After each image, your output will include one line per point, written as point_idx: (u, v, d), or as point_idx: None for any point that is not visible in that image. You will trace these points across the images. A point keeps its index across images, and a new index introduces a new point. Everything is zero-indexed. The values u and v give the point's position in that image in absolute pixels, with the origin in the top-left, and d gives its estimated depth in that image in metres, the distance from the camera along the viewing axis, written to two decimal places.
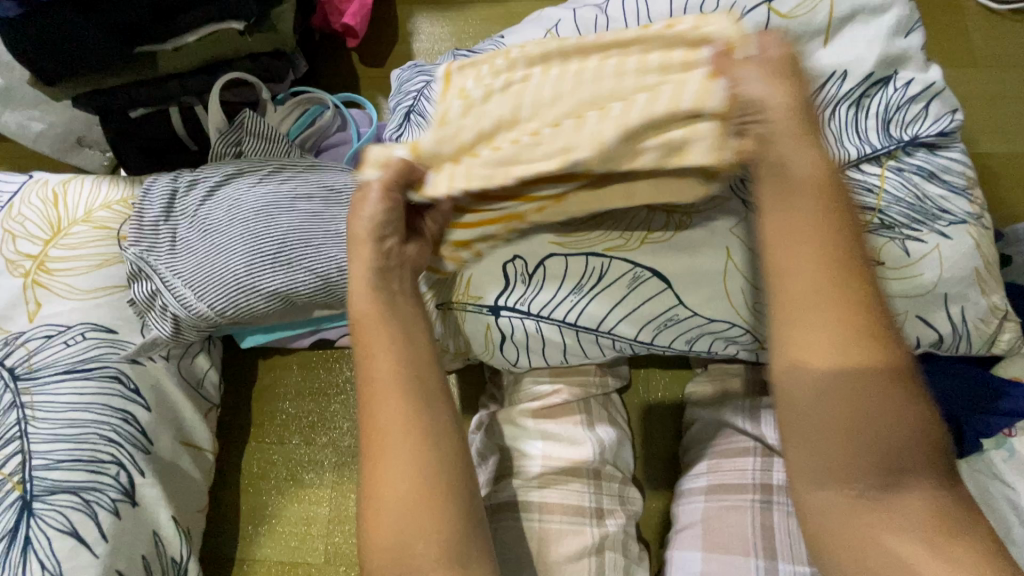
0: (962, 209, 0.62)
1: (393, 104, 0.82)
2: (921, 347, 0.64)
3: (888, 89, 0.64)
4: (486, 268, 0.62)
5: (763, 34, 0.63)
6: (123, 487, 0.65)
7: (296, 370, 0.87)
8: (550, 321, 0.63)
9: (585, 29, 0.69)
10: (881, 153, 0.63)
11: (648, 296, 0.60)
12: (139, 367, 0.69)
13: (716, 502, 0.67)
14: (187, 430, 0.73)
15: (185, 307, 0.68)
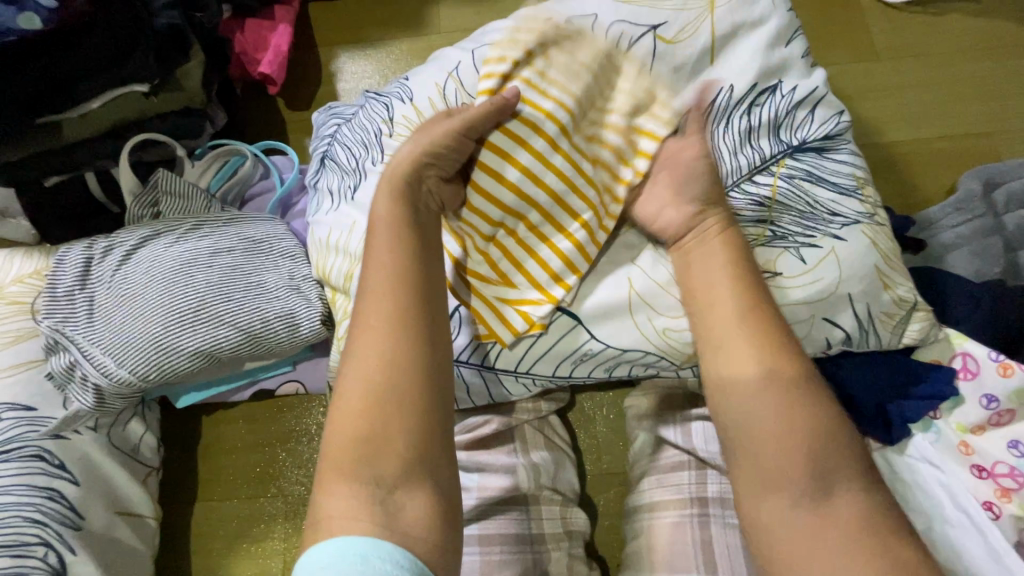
0: (854, 210, 0.66)
1: (315, 146, 0.87)
2: (833, 347, 0.66)
3: (775, 96, 0.68)
4: None
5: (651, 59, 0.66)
6: (53, 568, 0.64)
7: (241, 424, 0.86)
8: (472, 366, 0.66)
9: (483, 68, 0.72)
10: (770, 160, 0.68)
11: (560, 333, 0.64)
12: (63, 442, 0.68)
13: (657, 517, 0.67)
14: (123, 499, 0.72)
15: (105, 375, 0.67)
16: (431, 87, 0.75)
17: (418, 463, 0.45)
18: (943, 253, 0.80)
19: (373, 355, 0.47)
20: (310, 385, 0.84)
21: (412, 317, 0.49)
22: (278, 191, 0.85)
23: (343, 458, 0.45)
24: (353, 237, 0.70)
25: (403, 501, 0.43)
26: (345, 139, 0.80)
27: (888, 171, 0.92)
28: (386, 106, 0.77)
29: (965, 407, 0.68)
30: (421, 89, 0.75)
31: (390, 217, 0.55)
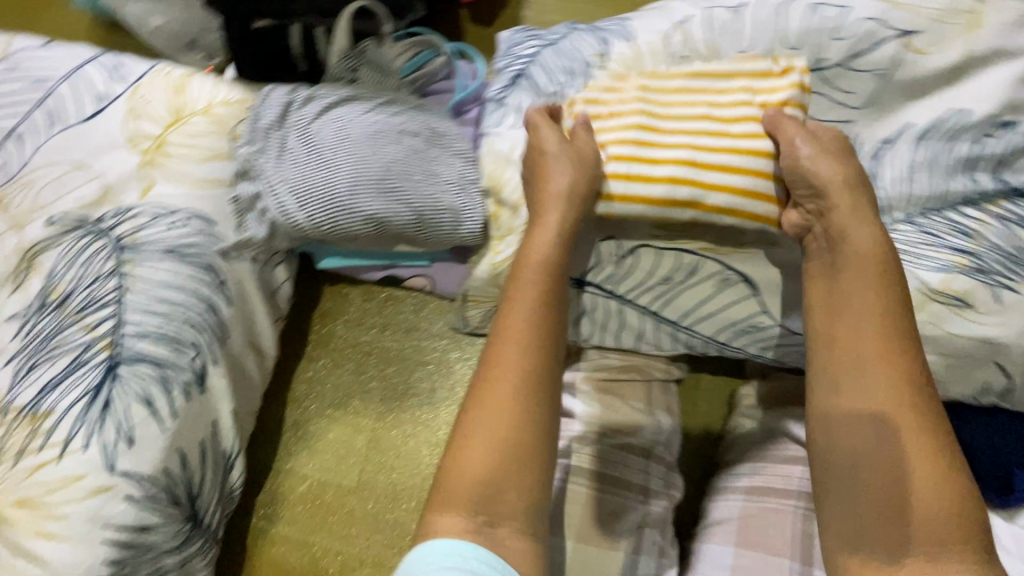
0: None
1: (501, 60, 0.83)
2: (985, 398, 0.66)
3: (1012, 132, 0.65)
4: (579, 244, 0.69)
5: (888, 67, 0.67)
6: (196, 372, 0.67)
7: (357, 300, 0.90)
8: (635, 306, 0.70)
9: (715, 29, 0.72)
10: (982, 198, 0.66)
11: (732, 300, 0.67)
12: (228, 263, 0.70)
13: (756, 501, 0.68)
14: (256, 334, 0.76)
15: (284, 215, 0.71)
16: (654, 33, 0.75)
17: (528, 489, 0.51)
18: None
19: (498, 436, 0.51)
20: (437, 284, 0.86)
21: (542, 387, 0.53)
22: (460, 94, 0.86)
23: (456, 500, 0.49)
24: None
25: (506, 539, 0.49)
26: (549, 63, 0.79)
27: None
28: (601, 43, 0.78)
29: None
30: (643, 32, 0.75)
31: (557, 260, 0.59)
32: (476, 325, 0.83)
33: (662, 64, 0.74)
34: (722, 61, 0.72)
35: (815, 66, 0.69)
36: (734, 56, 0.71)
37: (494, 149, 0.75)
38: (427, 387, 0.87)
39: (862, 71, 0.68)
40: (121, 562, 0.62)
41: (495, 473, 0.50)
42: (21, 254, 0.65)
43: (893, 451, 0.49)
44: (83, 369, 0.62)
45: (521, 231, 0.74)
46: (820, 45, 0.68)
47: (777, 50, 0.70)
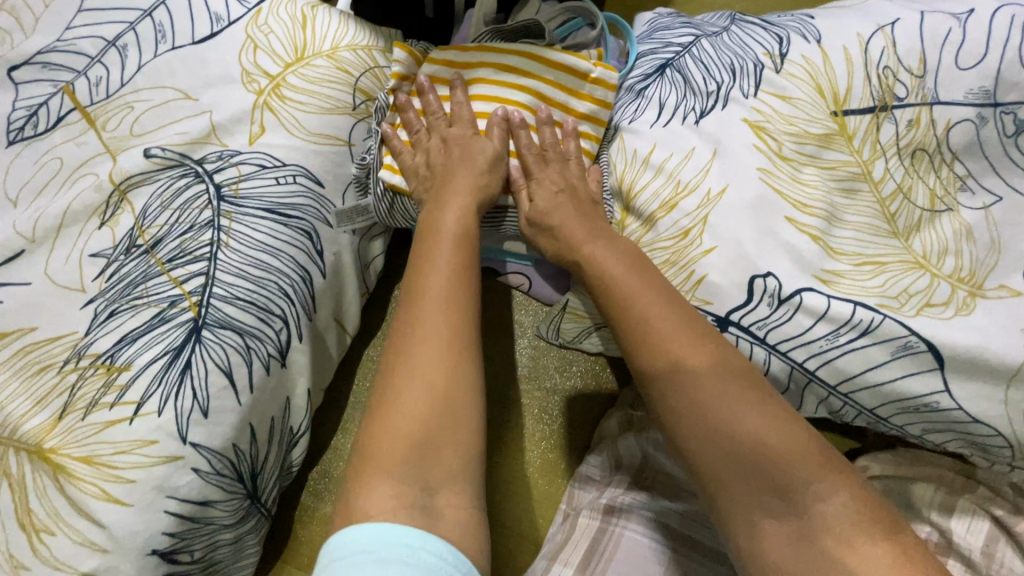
0: None
1: (643, 45, 0.76)
2: None
3: None
4: (730, 277, 0.58)
5: None
6: (280, 345, 0.61)
7: None
8: (783, 358, 0.58)
9: (930, 40, 0.60)
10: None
11: (909, 371, 0.54)
12: (331, 231, 0.64)
13: None
14: (342, 309, 0.70)
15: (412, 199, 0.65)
16: (850, 35, 0.63)
17: (469, 478, 0.42)
18: None
19: (419, 396, 0.43)
20: (534, 288, 0.80)
21: (463, 329, 0.47)
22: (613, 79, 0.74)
23: (383, 461, 0.40)
24: (687, 166, 0.63)
25: (445, 505, 0.39)
26: (706, 53, 0.69)
27: None
28: (778, 39, 0.66)
29: None
30: (834, 33, 0.64)
31: (469, 223, 0.56)
32: (569, 338, 0.77)
33: (858, 72, 0.61)
34: (933, 77, 0.60)
35: None
36: (951, 72, 0.59)
37: (629, 146, 0.68)
38: (509, 392, 0.83)
39: None
40: (178, 536, 0.57)
41: (413, 440, 0.41)
42: (112, 184, 0.59)
43: (753, 465, 0.43)
44: (165, 327, 0.56)
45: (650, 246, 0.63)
46: None
47: (1010, 73, 0.57)
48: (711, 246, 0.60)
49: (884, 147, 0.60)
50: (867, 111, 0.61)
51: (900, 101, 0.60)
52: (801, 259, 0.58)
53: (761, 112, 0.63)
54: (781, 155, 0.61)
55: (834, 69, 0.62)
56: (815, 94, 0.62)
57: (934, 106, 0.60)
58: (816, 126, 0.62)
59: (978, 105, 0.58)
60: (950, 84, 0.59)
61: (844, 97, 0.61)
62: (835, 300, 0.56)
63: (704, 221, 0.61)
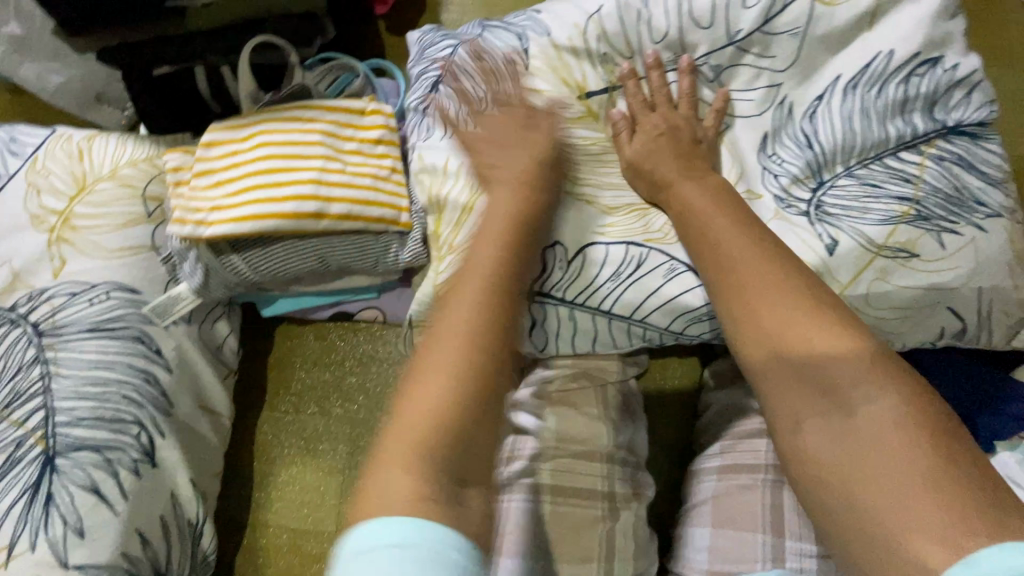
0: (997, 202, 0.63)
1: (414, 67, 0.79)
2: (943, 339, 0.65)
3: (936, 69, 0.64)
4: (536, 252, 0.65)
5: (805, 23, 0.66)
6: (143, 447, 0.65)
7: (312, 341, 0.87)
8: (585, 309, 0.66)
9: (628, 19, 0.70)
10: (919, 139, 0.64)
11: (683, 287, 0.62)
12: (161, 330, 0.68)
13: (728, 480, 0.68)
14: (205, 395, 0.73)
15: (232, 271, 0.69)
16: (569, 28, 0.71)
17: None
18: None
19: None
20: (388, 314, 0.84)
21: None
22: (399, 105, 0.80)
23: None
24: None
25: None
26: (467, 57, 0.73)
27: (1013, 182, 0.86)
28: (518, 36, 0.73)
29: None
30: (558, 27, 0.72)
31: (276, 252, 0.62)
32: None
33: (584, 58, 0.71)
34: (639, 54, 0.71)
35: (731, 39, 0.68)
36: (648, 45, 0.70)
37: (428, 163, 0.69)
38: (390, 418, 0.86)
39: (777, 34, 0.67)
40: None
41: (437, 427, 0.37)
42: None
43: (806, 376, 0.45)
44: (18, 468, 0.60)
45: (466, 245, 0.68)
46: (733, 19, 0.67)
47: (689, 31, 0.68)
48: None
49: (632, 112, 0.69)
50: (603, 91, 0.72)
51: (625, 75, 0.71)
52: (585, 222, 0.66)
53: (533, 106, 0.70)
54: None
55: (568, 61, 0.71)
56: (560, 85, 0.71)
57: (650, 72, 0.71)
58: (574, 110, 0.71)
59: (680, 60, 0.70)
60: (653, 54, 0.70)
61: (584, 83, 0.72)
62: (610, 247, 0.65)
63: None
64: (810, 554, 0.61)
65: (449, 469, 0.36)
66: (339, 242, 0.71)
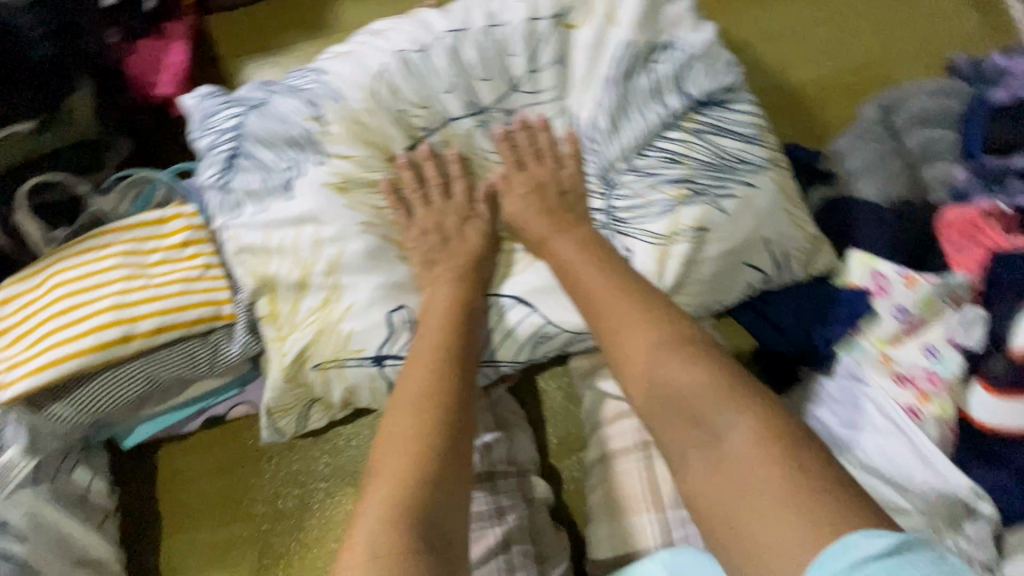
0: (758, 157, 0.70)
1: (202, 135, 0.76)
2: (754, 289, 0.71)
3: (669, 56, 0.72)
4: (366, 321, 0.66)
5: (564, 50, 0.73)
6: None
7: (196, 452, 0.86)
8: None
9: (412, 75, 0.70)
10: (678, 119, 0.71)
11: (517, 320, 0.71)
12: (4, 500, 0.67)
13: (608, 468, 0.72)
14: (80, 548, 0.71)
15: (54, 419, 0.69)
16: (360, 90, 0.70)
17: None
18: (853, 180, 0.85)
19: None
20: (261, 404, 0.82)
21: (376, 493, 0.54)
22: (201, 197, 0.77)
23: None
24: (301, 243, 0.67)
25: None
26: (258, 132, 0.71)
27: (796, 110, 0.94)
28: (308, 103, 0.70)
29: (882, 321, 0.72)
30: (348, 87, 0.70)
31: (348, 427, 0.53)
32: (297, 429, 0.76)
33: (383, 116, 0.70)
34: (437, 103, 0.71)
35: (512, 85, 0.73)
36: (443, 96, 0.71)
37: (246, 241, 0.69)
38: (292, 504, 0.83)
39: (547, 67, 0.73)
40: None
41: (412, 523, 0.49)
42: None
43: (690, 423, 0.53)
44: None
45: (301, 325, 0.67)
46: (509, 66, 0.72)
47: (476, 81, 0.71)
48: (348, 304, 0.66)
49: (439, 163, 0.73)
50: (410, 148, 0.72)
51: (427, 132, 0.72)
52: (414, 287, 0.70)
53: (338, 174, 0.68)
54: (376, 211, 0.70)
55: (371, 124, 0.70)
56: (366, 147, 0.70)
57: (450, 124, 0.73)
58: (382, 173, 0.71)
59: (474, 111, 0.73)
60: (449, 103, 0.71)
61: (389, 143, 0.71)
62: None
63: (336, 285, 0.67)
64: (687, 515, 0.68)
65: (433, 538, 0.49)
66: (165, 356, 0.70)
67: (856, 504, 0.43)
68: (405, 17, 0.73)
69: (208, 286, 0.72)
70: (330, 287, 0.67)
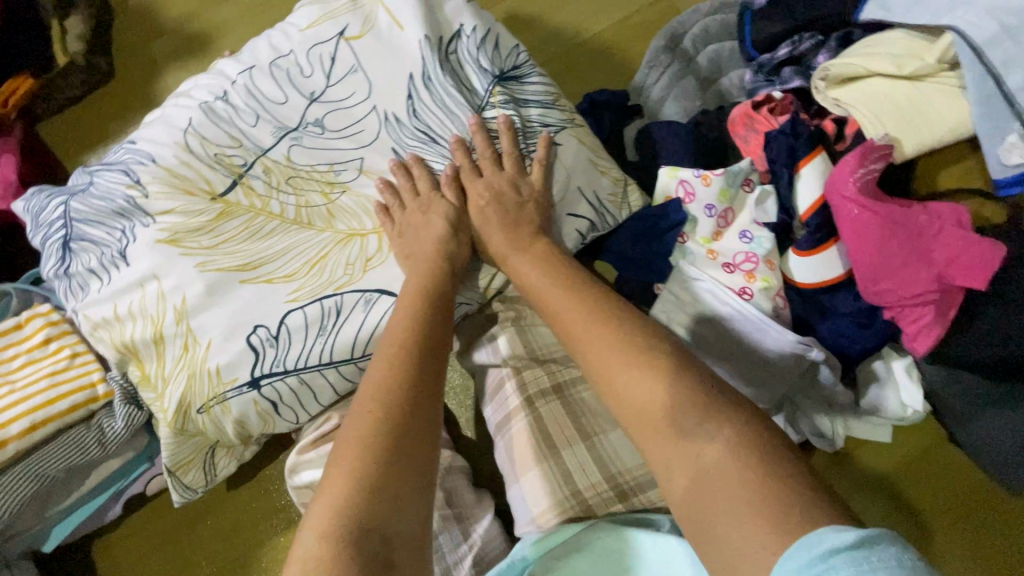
0: (556, 120, 0.70)
1: (36, 235, 0.77)
2: (586, 236, 0.70)
3: (462, 40, 0.69)
4: (230, 351, 0.63)
5: (354, 60, 0.69)
6: None
7: (131, 535, 0.87)
8: (311, 370, 0.64)
9: (217, 121, 0.68)
10: (486, 99, 0.68)
11: (379, 313, 0.63)
12: None
13: (503, 431, 0.75)
14: None
15: None
16: (168, 146, 0.67)
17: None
18: (659, 106, 0.93)
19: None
20: None
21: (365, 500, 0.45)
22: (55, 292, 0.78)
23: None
24: (150, 302, 0.64)
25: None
26: (85, 215, 0.69)
27: (600, 60, 1.00)
28: (124, 172, 0.67)
29: (699, 222, 0.76)
30: (160, 149, 0.67)
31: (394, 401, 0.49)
32: (207, 482, 0.78)
33: (198, 165, 0.66)
34: (249, 140, 0.68)
35: (311, 98, 0.69)
36: (251, 130, 0.68)
37: (98, 318, 0.68)
38: (235, 554, 0.85)
39: (343, 77, 0.69)
40: None
41: (354, 539, 0.42)
42: None
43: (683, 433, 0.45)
44: None
45: (173, 377, 0.65)
46: (301, 84, 0.69)
47: (277, 109, 0.69)
48: (206, 341, 0.63)
49: (265, 195, 0.66)
50: (234, 186, 0.66)
51: (245, 167, 0.67)
52: (268, 299, 0.63)
53: (167, 229, 0.64)
54: (204, 247, 0.64)
55: (186, 176, 0.66)
56: (186, 196, 0.65)
57: (266, 154, 0.68)
58: (207, 214, 0.65)
59: (284, 135, 0.68)
60: (260, 136, 0.68)
61: (210, 187, 0.66)
62: (305, 307, 0.63)
63: (189, 330, 0.63)
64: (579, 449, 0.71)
65: (372, 556, 0.41)
66: (54, 450, 0.73)
67: (829, 502, 0.39)
68: (204, 72, 0.73)
69: (78, 373, 0.74)
70: (189, 335, 0.64)
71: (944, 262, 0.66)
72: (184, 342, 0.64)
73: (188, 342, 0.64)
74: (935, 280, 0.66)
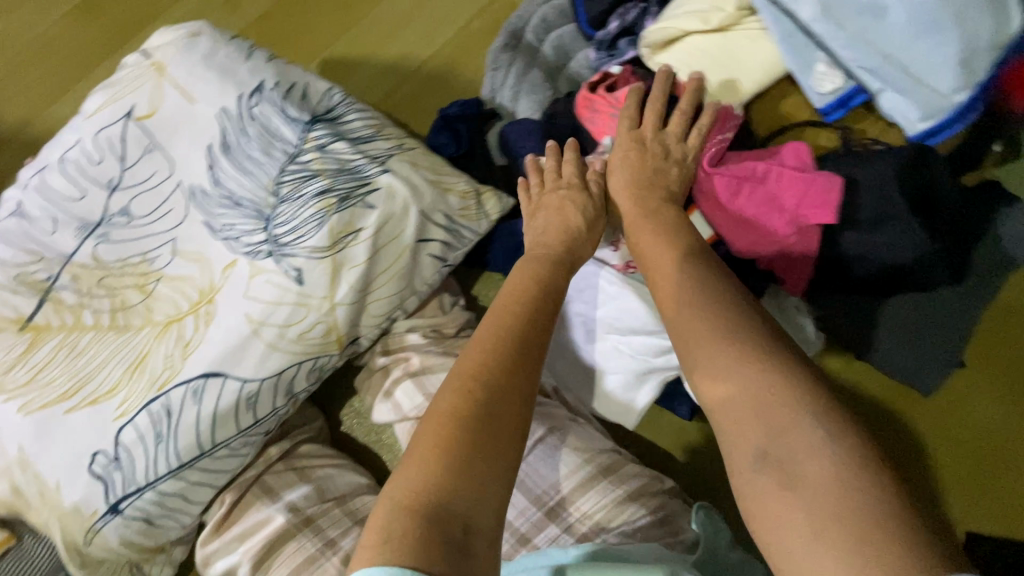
0: (381, 148, 0.67)
1: None
2: (443, 260, 0.67)
3: (265, 94, 0.66)
4: (77, 486, 0.59)
5: (148, 138, 0.66)
6: None
7: None
8: (164, 479, 0.59)
9: (16, 240, 0.66)
10: (300, 145, 0.65)
11: (214, 399, 0.59)
12: None
13: None
14: None
15: None
16: None
17: None
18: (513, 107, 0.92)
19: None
20: None
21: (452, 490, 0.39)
22: None
23: None
24: None
25: None
26: None
27: (450, 73, 0.99)
28: None
29: None
30: None
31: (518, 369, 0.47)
32: None
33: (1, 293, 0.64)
34: (51, 250, 0.65)
35: (110, 188, 0.66)
36: (53, 239, 0.66)
37: None
38: None
39: (138, 159, 0.66)
40: None
41: (437, 517, 0.38)
42: None
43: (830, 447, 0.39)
44: None
45: (40, 521, 0.60)
46: (95, 176, 0.66)
47: (79, 208, 0.66)
48: (53, 483, 0.59)
49: (78, 305, 0.63)
50: (42, 305, 0.63)
51: (51, 280, 0.64)
52: (95, 418, 0.59)
53: None
54: (21, 385, 0.60)
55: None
56: None
57: (70, 260, 0.65)
58: (17, 348, 0.62)
59: (89, 234, 0.65)
60: (63, 242, 0.66)
61: (17, 315, 0.63)
62: (135, 419, 0.58)
63: (35, 473, 0.59)
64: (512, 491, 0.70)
65: (452, 542, 0.37)
66: None
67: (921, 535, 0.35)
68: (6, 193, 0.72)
69: None
70: (31, 479, 0.59)
71: (795, 205, 0.66)
72: (42, 482, 0.59)
73: (42, 482, 0.59)
74: (790, 224, 0.66)
